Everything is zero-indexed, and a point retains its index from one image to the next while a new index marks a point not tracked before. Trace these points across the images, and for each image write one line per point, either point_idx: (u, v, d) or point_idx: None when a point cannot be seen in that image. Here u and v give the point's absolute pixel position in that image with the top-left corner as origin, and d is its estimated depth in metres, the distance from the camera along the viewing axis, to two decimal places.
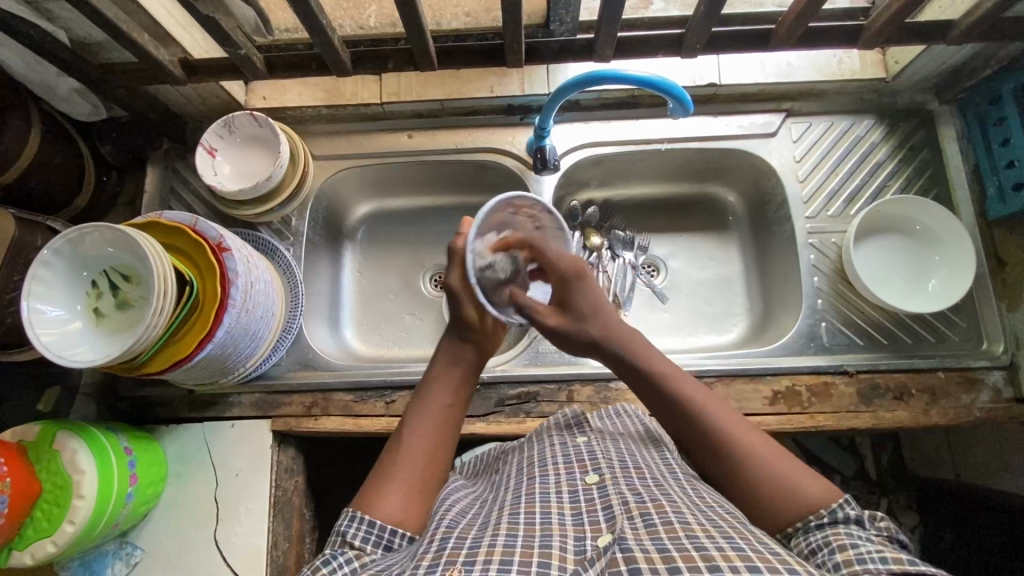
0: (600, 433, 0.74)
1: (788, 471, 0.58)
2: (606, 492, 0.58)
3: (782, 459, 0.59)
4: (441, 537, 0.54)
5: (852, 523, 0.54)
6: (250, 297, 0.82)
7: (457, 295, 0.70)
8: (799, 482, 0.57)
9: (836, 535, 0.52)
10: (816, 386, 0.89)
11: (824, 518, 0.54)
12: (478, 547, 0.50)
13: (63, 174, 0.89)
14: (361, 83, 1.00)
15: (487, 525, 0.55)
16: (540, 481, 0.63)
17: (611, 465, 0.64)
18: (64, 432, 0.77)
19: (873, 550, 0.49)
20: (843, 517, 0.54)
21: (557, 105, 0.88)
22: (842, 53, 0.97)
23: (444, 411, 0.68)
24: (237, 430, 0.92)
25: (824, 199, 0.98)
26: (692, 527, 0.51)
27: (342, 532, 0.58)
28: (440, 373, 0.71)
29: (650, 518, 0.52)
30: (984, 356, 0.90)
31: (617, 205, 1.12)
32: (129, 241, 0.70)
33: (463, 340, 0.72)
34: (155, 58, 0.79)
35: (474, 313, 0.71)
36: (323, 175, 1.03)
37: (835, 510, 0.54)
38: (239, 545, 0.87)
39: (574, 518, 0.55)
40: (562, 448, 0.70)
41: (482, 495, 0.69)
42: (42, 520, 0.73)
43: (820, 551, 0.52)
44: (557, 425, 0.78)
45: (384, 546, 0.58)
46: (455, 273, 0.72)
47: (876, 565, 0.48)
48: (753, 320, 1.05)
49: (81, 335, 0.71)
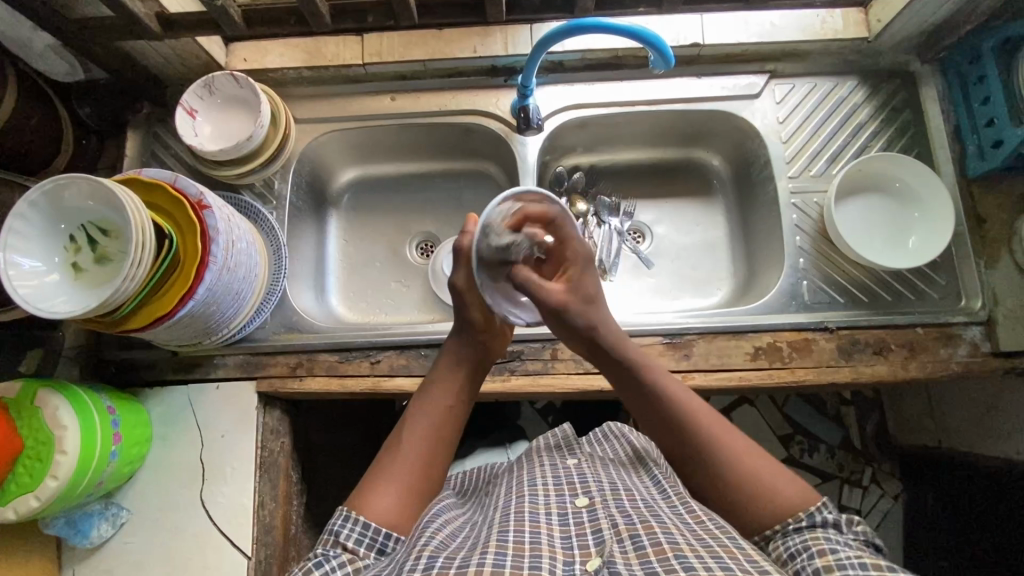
0: (589, 455, 0.77)
1: (765, 469, 0.62)
2: (597, 515, 0.59)
3: (764, 463, 0.63)
4: (427, 556, 0.54)
5: (831, 527, 0.57)
6: (232, 255, 0.82)
7: (462, 296, 0.76)
8: (781, 487, 0.60)
9: (815, 539, 0.55)
10: (797, 341, 0.90)
11: (803, 523, 0.58)
12: (466, 567, 0.51)
13: (41, 136, 0.88)
14: (343, 43, 0.99)
15: (476, 545, 0.56)
16: (529, 500, 0.63)
17: (600, 488, 0.65)
18: (44, 389, 0.76)
19: (852, 556, 0.52)
20: (821, 521, 0.58)
21: (539, 61, 0.88)
22: (825, 13, 0.97)
23: (443, 411, 0.69)
24: (222, 392, 0.92)
25: (807, 160, 0.98)
26: (680, 546, 0.52)
27: (336, 532, 0.59)
28: (441, 377, 0.72)
29: (640, 540, 0.54)
30: (963, 311, 0.91)
31: (603, 170, 1.12)
32: (108, 192, 0.70)
33: (472, 341, 0.75)
34: (130, 12, 0.77)
35: (479, 314, 0.75)
36: (306, 138, 1.02)
37: (813, 515, 0.58)
38: (225, 504, 0.88)
39: (563, 541, 0.56)
40: (553, 469, 0.71)
41: (472, 516, 0.69)
42: (24, 475, 0.73)
43: (800, 556, 0.54)
44: (546, 445, 0.82)
45: (377, 549, 0.59)
46: (462, 271, 0.76)
47: (856, 571, 0.50)
48: (736, 283, 1.06)
49: (58, 288, 0.70)
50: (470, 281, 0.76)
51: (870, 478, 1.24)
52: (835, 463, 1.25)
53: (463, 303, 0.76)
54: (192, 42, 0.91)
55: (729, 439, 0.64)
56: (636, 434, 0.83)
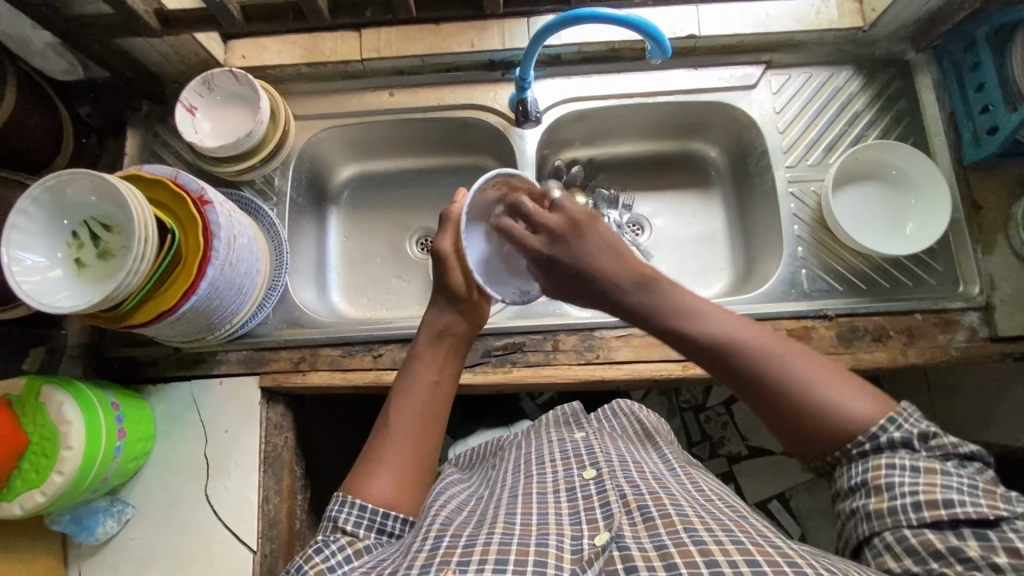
0: (597, 429, 0.78)
1: (835, 386, 0.57)
2: (604, 487, 0.60)
3: (832, 376, 0.58)
4: (435, 535, 0.55)
5: (900, 446, 0.54)
6: (234, 250, 0.82)
7: (445, 258, 0.74)
8: (855, 399, 0.56)
9: (876, 470, 0.53)
10: (797, 329, 0.91)
11: (868, 446, 0.55)
12: (473, 546, 0.52)
13: (41, 135, 0.88)
14: (341, 39, 0.99)
15: (482, 523, 0.56)
16: (537, 479, 0.65)
17: (607, 459, 0.66)
18: (49, 386, 0.77)
19: (911, 491, 0.51)
20: (887, 442, 0.54)
21: (536, 54, 0.89)
22: (819, 3, 0.98)
23: (430, 387, 0.69)
24: (225, 387, 0.92)
25: (804, 149, 0.99)
26: (690, 519, 0.53)
27: (334, 516, 0.61)
28: (424, 353, 0.72)
29: (648, 511, 0.54)
30: (961, 297, 0.91)
31: (601, 163, 1.13)
32: (110, 188, 0.70)
33: (453, 310, 0.74)
34: (129, 9, 0.78)
35: (461, 276, 0.74)
36: (305, 134, 1.02)
37: (876, 434, 0.54)
38: (230, 499, 0.88)
39: (571, 517, 0.56)
40: (560, 444, 0.72)
41: (477, 490, 0.70)
42: (31, 471, 0.74)
43: (859, 490, 0.54)
44: (558, 419, 0.83)
45: (377, 530, 0.61)
46: (447, 239, 0.76)
47: (909, 515, 0.51)
48: (736, 273, 1.06)
49: (61, 283, 0.71)
50: (455, 245, 0.75)
51: None
52: None
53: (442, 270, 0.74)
54: (190, 39, 0.91)
55: (792, 359, 0.58)
56: (647, 415, 0.85)
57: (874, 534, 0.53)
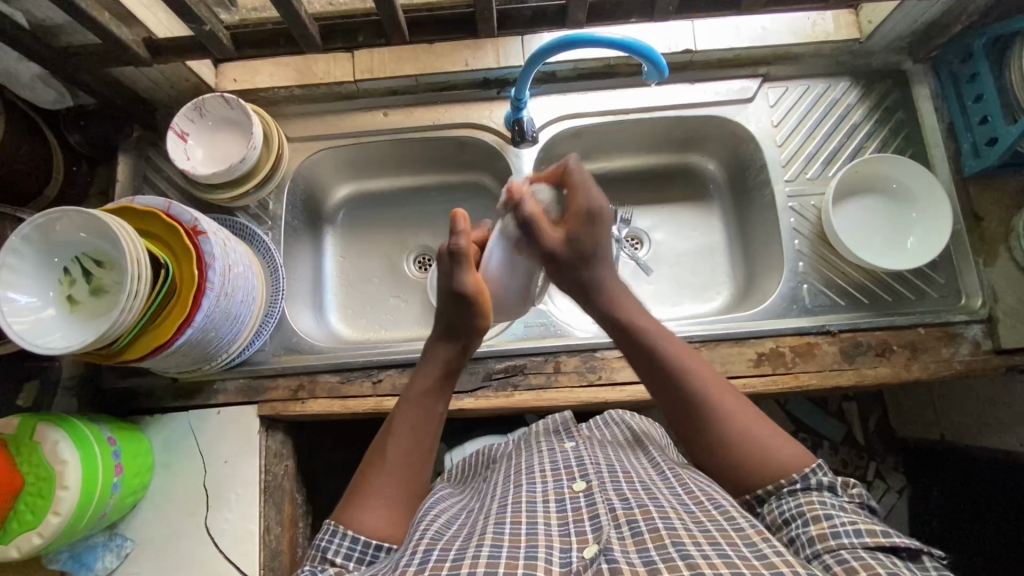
0: (585, 438, 0.77)
1: (767, 435, 0.63)
2: (593, 500, 0.58)
3: (768, 430, 0.63)
4: (424, 551, 0.54)
5: (826, 490, 0.58)
6: (228, 281, 0.80)
7: (473, 298, 0.69)
8: (782, 449, 0.61)
9: (811, 504, 0.56)
10: (800, 347, 0.90)
11: (797, 485, 0.58)
12: (461, 560, 0.51)
13: (30, 165, 0.87)
14: (333, 61, 0.99)
15: (471, 536, 0.55)
16: (527, 488, 0.63)
17: (597, 471, 0.65)
18: (42, 425, 0.75)
19: (847, 522, 0.53)
20: (816, 483, 0.58)
21: (531, 75, 0.88)
22: (815, 15, 0.97)
23: (425, 421, 0.68)
24: (223, 417, 0.91)
25: (802, 162, 0.98)
26: (678, 532, 0.52)
27: (323, 547, 0.59)
28: (422, 385, 0.70)
29: (637, 526, 0.53)
30: (963, 310, 0.91)
31: (598, 178, 1.12)
32: (101, 224, 0.69)
33: (451, 342, 0.72)
34: (119, 39, 0.77)
35: (480, 316, 0.71)
36: (300, 157, 1.01)
37: (809, 477, 0.59)
38: (230, 532, 0.87)
39: (560, 528, 0.55)
40: (550, 454, 0.71)
41: (470, 504, 0.69)
42: (26, 514, 0.72)
43: (796, 521, 0.55)
44: (547, 430, 0.81)
45: (364, 562, 0.59)
46: (464, 273, 0.69)
47: (850, 539, 0.51)
48: (736, 286, 1.06)
49: (54, 322, 0.70)
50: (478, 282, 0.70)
51: (874, 474, 1.24)
52: (840, 459, 1.25)
53: (469, 307, 0.70)
54: (181, 65, 0.90)
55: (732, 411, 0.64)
56: (636, 419, 0.84)
57: (815, 557, 0.52)
